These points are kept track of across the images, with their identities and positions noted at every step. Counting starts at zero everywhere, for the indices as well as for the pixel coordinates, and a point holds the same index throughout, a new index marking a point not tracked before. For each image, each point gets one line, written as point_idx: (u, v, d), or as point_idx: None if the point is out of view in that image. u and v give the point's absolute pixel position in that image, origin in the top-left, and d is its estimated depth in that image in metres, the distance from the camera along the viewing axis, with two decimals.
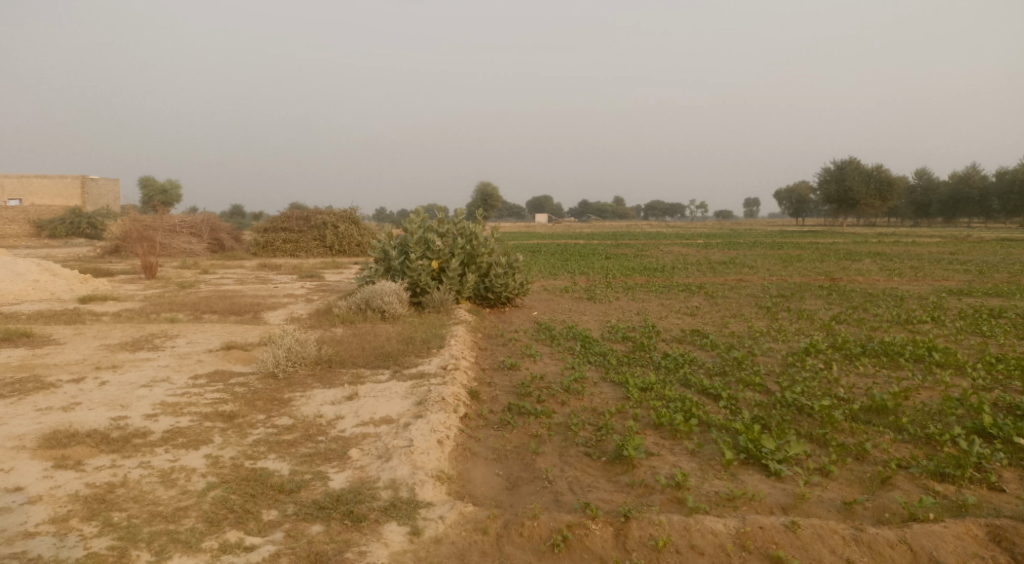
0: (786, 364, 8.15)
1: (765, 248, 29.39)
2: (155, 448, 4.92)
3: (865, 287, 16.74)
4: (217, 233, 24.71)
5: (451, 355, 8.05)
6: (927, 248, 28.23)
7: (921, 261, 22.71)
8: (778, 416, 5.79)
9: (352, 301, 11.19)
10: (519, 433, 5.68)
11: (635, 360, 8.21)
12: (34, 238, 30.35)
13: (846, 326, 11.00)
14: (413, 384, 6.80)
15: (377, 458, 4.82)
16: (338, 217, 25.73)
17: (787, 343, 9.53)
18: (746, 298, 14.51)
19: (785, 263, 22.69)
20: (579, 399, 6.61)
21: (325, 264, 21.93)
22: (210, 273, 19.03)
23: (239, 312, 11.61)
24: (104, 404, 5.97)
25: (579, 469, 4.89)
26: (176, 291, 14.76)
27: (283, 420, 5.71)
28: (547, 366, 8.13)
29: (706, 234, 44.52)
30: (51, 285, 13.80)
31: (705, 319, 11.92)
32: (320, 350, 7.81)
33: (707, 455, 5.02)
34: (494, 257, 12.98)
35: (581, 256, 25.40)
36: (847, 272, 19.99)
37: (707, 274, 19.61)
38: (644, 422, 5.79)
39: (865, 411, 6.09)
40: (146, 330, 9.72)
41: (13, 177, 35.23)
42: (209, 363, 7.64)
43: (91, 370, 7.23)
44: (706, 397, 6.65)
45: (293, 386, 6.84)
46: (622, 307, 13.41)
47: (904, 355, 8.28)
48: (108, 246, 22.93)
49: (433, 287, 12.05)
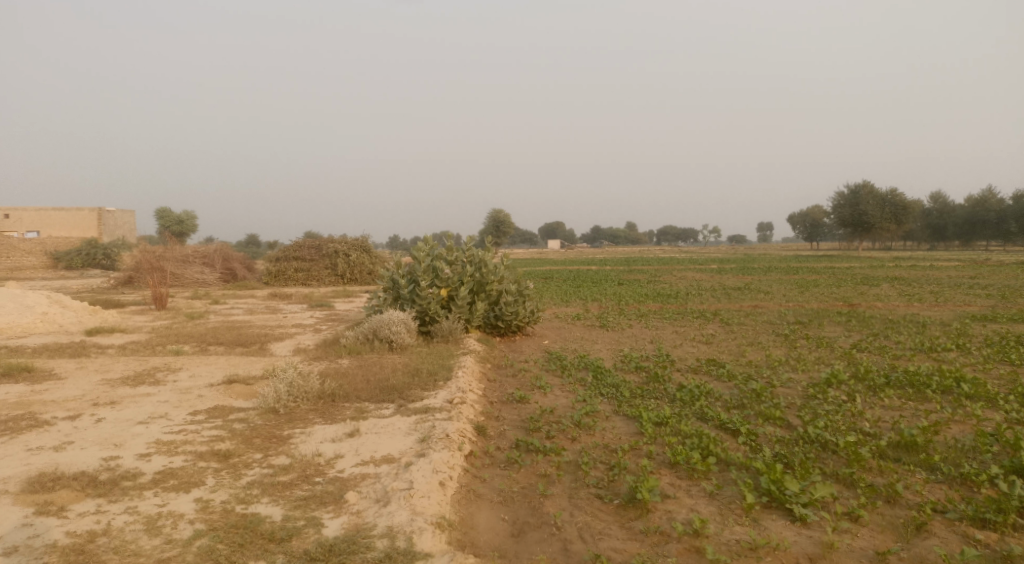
0: (807, 395, 7.80)
1: (780, 273, 28.96)
2: (144, 492, 4.69)
3: (885, 313, 16.32)
4: (230, 263, 24.71)
5: (458, 387, 7.79)
6: (947, 272, 27.74)
7: (940, 286, 22.23)
8: (801, 454, 5.47)
9: (359, 331, 10.98)
10: (527, 473, 5.40)
11: (648, 392, 7.91)
12: (50, 270, 30.61)
13: (868, 354, 10.62)
14: (418, 419, 6.53)
15: (375, 503, 4.56)
16: (350, 246, 25.70)
17: (808, 373, 9.17)
18: (763, 326, 14.15)
19: (801, 288, 22.30)
20: (590, 435, 6.32)
21: (335, 293, 21.83)
22: (220, 303, 18.93)
23: (246, 344, 11.44)
24: (97, 443, 5.76)
25: (590, 513, 4.59)
26: (184, 322, 14.64)
27: (281, 460, 5.46)
28: (558, 399, 7.85)
29: (720, 260, 44.14)
30: (60, 317, 13.72)
31: (721, 347, 11.59)
32: (324, 383, 7.59)
33: (727, 497, 4.70)
34: (504, 285, 12.74)
35: (593, 283, 25.13)
36: (865, 298, 19.54)
37: (721, 300, 19.26)
38: (659, 460, 5.49)
39: (893, 447, 5.75)
40: (150, 363, 9.55)
41: (31, 210, 35.77)
42: (210, 398, 7.43)
43: (89, 406, 7.05)
44: (724, 432, 6.34)
45: (294, 422, 6.59)
46: (635, 335, 13.11)
47: (932, 386, 7.90)
48: (121, 276, 22.99)
49: (442, 316, 11.82)
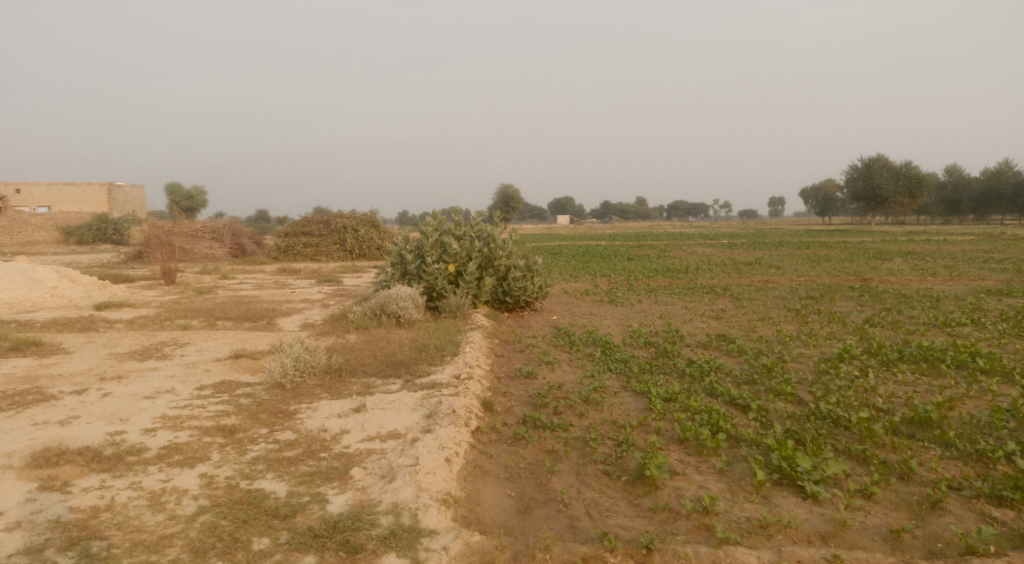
0: (818, 371, 7.69)
1: (791, 248, 28.69)
2: (148, 467, 4.67)
3: (898, 287, 16.10)
4: (239, 239, 24.69)
5: (466, 363, 7.73)
6: (962, 247, 27.33)
7: (954, 260, 21.93)
8: (813, 430, 5.38)
9: (367, 306, 10.92)
10: (534, 449, 5.34)
11: (658, 367, 7.82)
12: (62, 245, 30.75)
13: (881, 329, 10.47)
14: (424, 395, 6.48)
15: (380, 479, 4.52)
16: (358, 221, 25.59)
17: (820, 349, 9.05)
18: (775, 301, 13.99)
19: (813, 263, 22.04)
20: (598, 411, 6.24)
21: (344, 268, 21.78)
22: (229, 279, 18.95)
23: (253, 319, 11.42)
24: (103, 418, 5.75)
25: (597, 490, 4.52)
26: (192, 297, 14.64)
27: (286, 435, 5.43)
28: (566, 374, 7.78)
29: (730, 235, 43.75)
30: (70, 292, 13.75)
31: (731, 323, 11.46)
32: (330, 359, 7.55)
33: (737, 474, 4.63)
34: (512, 260, 12.64)
35: (603, 258, 24.95)
36: (878, 272, 19.28)
37: (732, 275, 19.04)
38: (668, 437, 5.42)
39: (907, 423, 5.64)
40: (157, 337, 9.56)
41: (42, 185, 35.87)
42: (216, 373, 7.41)
43: (96, 380, 7.04)
44: (734, 408, 6.26)
45: (300, 397, 6.56)
46: (644, 311, 13.00)
47: (946, 361, 7.76)
48: (131, 251, 23.04)
49: (449, 291, 11.74)
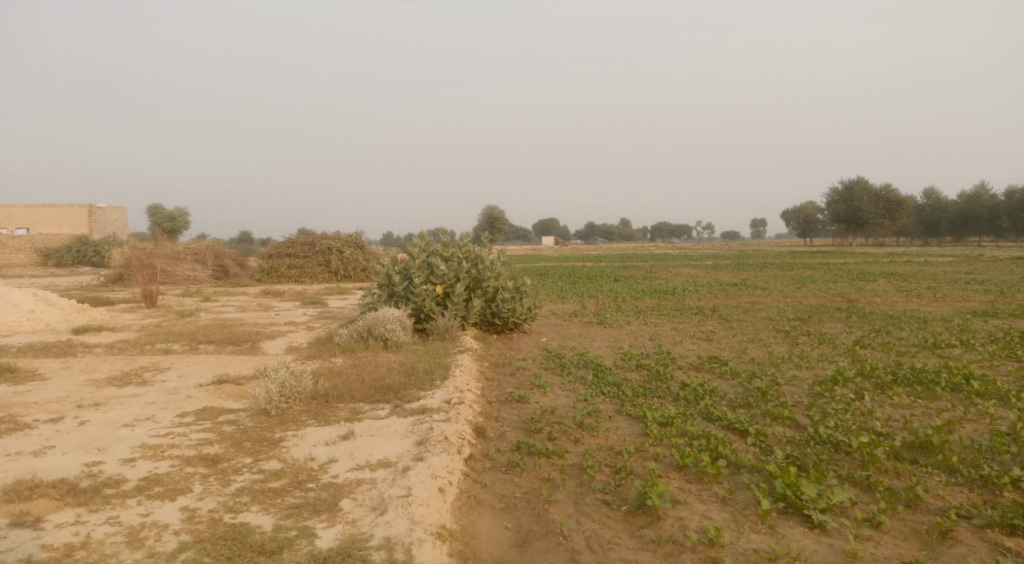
0: (814, 394, 7.60)
1: (775, 269, 28.87)
2: (127, 501, 4.44)
3: (884, 308, 16.15)
4: (222, 260, 24.36)
5: (456, 387, 7.54)
6: (943, 268, 27.62)
7: (937, 281, 22.13)
8: (814, 456, 5.26)
9: (353, 328, 10.72)
10: (529, 477, 5.17)
11: (651, 391, 7.68)
12: (40, 267, 30.19)
13: (872, 351, 10.43)
14: (414, 421, 6.29)
15: (371, 511, 4.32)
16: (344, 242, 25.38)
17: (813, 371, 8.97)
18: (763, 322, 13.93)
19: (798, 284, 22.14)
20: (593, 436, 6.09)
21: (329, 290, 21.53)
22: (211, 301, 18.62)
23: (237, 342, 11.17)
24: (80, 448, 5.51)
25: (597, 521, 4.37)
26: (174, 320, 14.33)
27: (272, 465, 5.22)
28: (558, 398, 7.62)
29: (714, 256, 43.98)
30: (47, 315, 13.40)
31: (721, 344, 11.38)
32: (317, 383, 7.34)
33: (740, 503, 4.49)
34: (501, 281, 12.51)
35: (590, 279, 24.89)
36: (863, 293, 19.38)
37: (719, 296, 19.05)
38: (667, 463, 5.28)
39: (908, 448, 5.55)
40: (137, 362, 9.28)
41: (20, 207, 35.32)
42: (199, 399, 7.17)
43: (72, 408, 6.78)
44: (732, 432, 6.13)
45: (285, 424, 6.34)
46: (634, 332, 12.90)
47: (941, 384, 7.71)
48: (111, 274, 22.63)
49: (437, 313, 11.58)
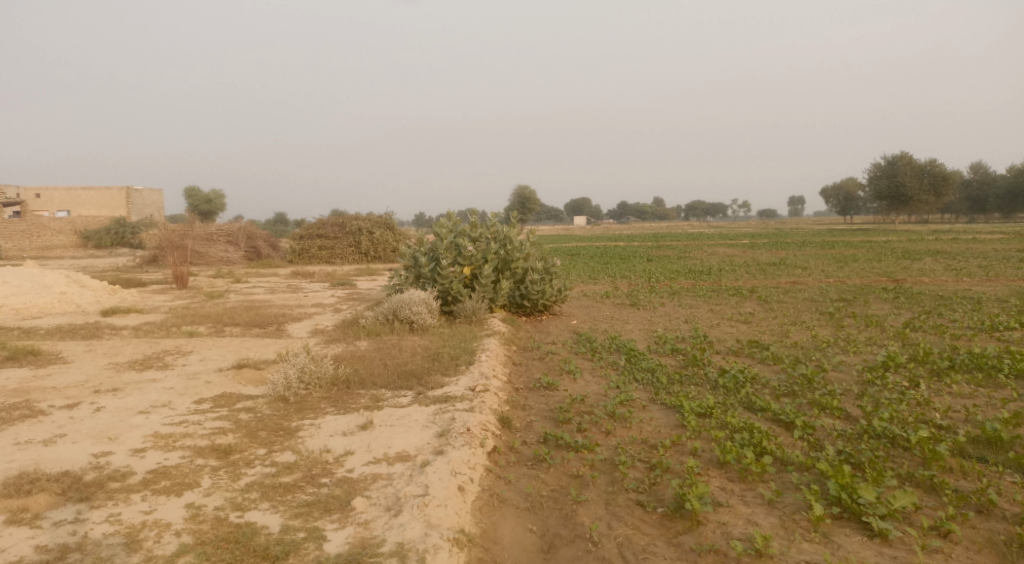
0: (863, 382, 7.07)
1: (814, 248, 27.91)
2: (131, 496, 4.23)
3: (934, 288, 15.33)
4: (254, 241, 24.39)
5: (482, 374, 7.21)
6: (993, 245, 26.34)
7: (987, 259, 21.14)
8: (869, 452, 4.80)
9: (379, 311, 10.46)
10: (557, 474, 4.81)
11: (688, 378, 7.24)
12: (80, 249, 30.70)
13: (924, 335, 9.78)
14: (436, 410, 5.97)
15: (385, 511, 4.02)
16: (374, 223, 25.20)
17: (861, 356, 8.41)
18: (805, 303, 13.30)
19: (840, 264, 21.25)
20: (626, 428, 5.70)
21: (359, 271, 21.39)
22: (241, 283, 18.59)
23: (262, 325, 10.99)
24: (90, 437, 5.33)
25: (631, 525, 4.01)
26: (203, 303, 14.25)
27: (285, 456, 4.96)
28: (589, 385, 7.25)
29: (749, 235, 42.75)
30: (78, 297, 13.44)
31: (761, 327, 10.83)
32: (338, 369, 7.08)
33: (790, 506, 4.08)
34: (530, 263, 12.09)
35: (622, 259, 24.29)
36: (909, 273, 18.49)
37: (757, 276, 18.39)
38: (706, 459, 4.88)
39: (972, 443, 5.04)
40: (160, 345, 9.16)
41: (61, 190, 36.04)
42: (217, 385, 6.96)
43: (90, 394, 6.63)
44: (776, 425, 5.69)
45: (304, 412, 6.09)
46: (668, 314, 12.42)
47: (1003, 371, 7.10)
48: (145, 255, 22.84)
49: (465, 295, 11.25)
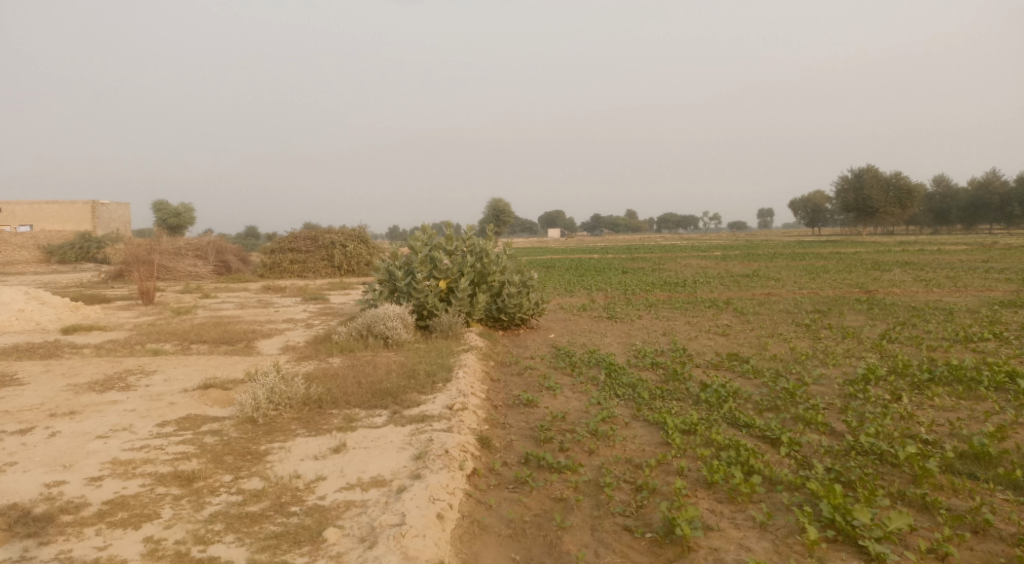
0: (845, 395, 6.99)
1: (786, 259, 28.17)
2: (84, 530, 3.93)
3: (906, 300, 15.47)
4: (224, 256, 23.86)
5: (459, 391, 6.99)
6: (958, 256, 26.85)
7: (955, 270, 21.51)
8: (859, 470, 4.69)
9: (353, 326, 10.19)
10: (540, 497, 4.62)
11: (670, 393, 7.09)
12: (42, 264, 29.80)
13: (901, 346, 9.79)
14: (412, 431, 5.74)
15: (359, 543, 3.79)
16: (347, 236, 24.85)
17: (841, 369, 8.36)
18: (781, 315, 13.32)
19: (813, 275, 21.45)
20: (609, 447, 5.52)
21: (332, 285, 21.01)
22: (210, 298, 18.09)
23: (231, 342, 10.64)
24: (43, 465, 5.00)
25: (619, 553, 3.85)
26: (169, 319, 13.80)
27: (253, 483, 4.69)
28: (570, 401, 7.07)
29: (721, 246, 43.09)
30: (37, 315, 12.92)
31: (739, 340, 10.77)
32: (310, 388, 6.81)
33: (782, 529, 3.95)
34: (507, 276, 11.91)
35: (598, 272, 24.24)
36: (880, 284, 18.71)
37: (732, 288, 18.43)
38: (693, 478, 4.73)
39: (960, 458, 4.96)
40: (123, 364, 8.77)
41: (23, 204, 35.02)
42: (182, 406, 6.63)
43: (45, 418, 6.26)
44: (762, 441, 5.56)
45: (273, 434, 5.81)
46: (646, 327, 12.32)
47: (984, 384, 7.08)
48: (110, 270, 22.17)
49: (441, 309, 11.03)
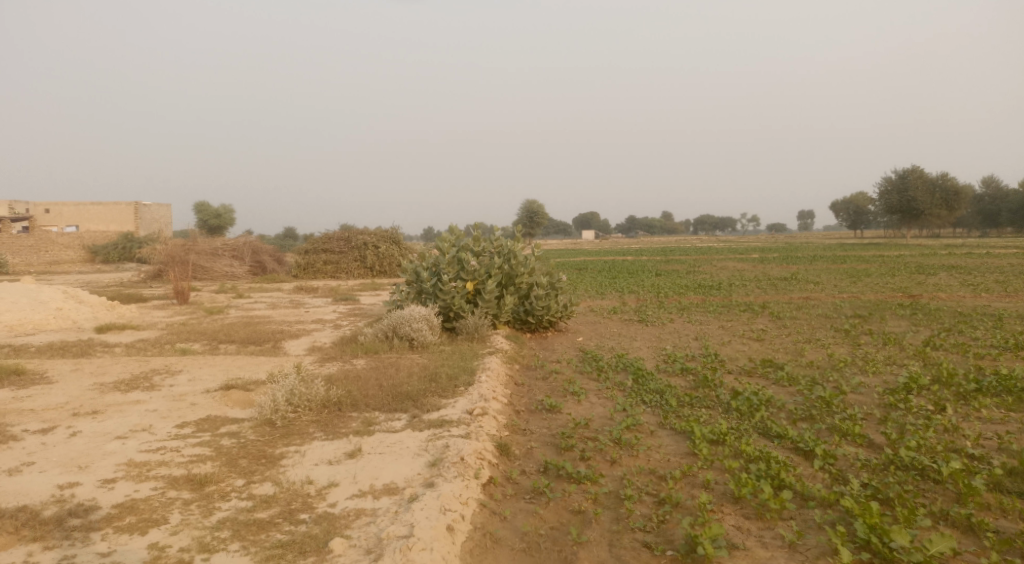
0: (886, 405, 6.62)
1: (826, 262, 27.41)
2: (90, 535, 3.88)
3: (952, 305, 14.84)
4: (259, 257, 24.14)
5: (481, 395, 6.82)
6: (1009, 261, 25.75)
7: (1005, 275, 20.64)
8: (898, 486, 4.39)
9: (378, 327, 10.13)
10: (556, 509, 4.43)
11: (699, 401, 6.81)
12: (87, 264, 30.64)
13: (946, 354, 9.32)
14: (430, 437, 5.60)
15: (365, 555, 3.67)
16: (379, 237, 24.95)
17: (881, 377, 7.98)
18: (819, 320, 12.87)
19: (853, 278, 20.79)
20: (633, 457, 5.30)
21: (363, 286, 21.10)
22: (243, 298, 18.26)
23: (258, 342, 10.67)
24: (59, 466, 4.99)
25: None
26: (201, 319, 13.95)
27: (264, 488, 4.60)
28: (594, 407, 6.86)
29: (759, 249, 42.16)
30: (74, 314, 13.17)
31: (774, 345, 10.40)
32: (330, 390, 6.72)
33: (813, 551, 3.69)
34: (535, 277, 11.73)
35: (630, 274, 23.86)
36: (925, 288, 18.01)
37: (769, 291, 17.92)
38: (720, 492, 4.48)
39: (1009, 475, 4.62)
40: (150, 364, 8.84)
41: (71, 206, 36.11)
42: (203, 407, 6.61)
43: (69, 417, 6.30)
44: (795, 453, 5.27)
45: (290, 438, 5.73)
46: (677, 331, 12.01)
47: None
48: (150, 271, 22.61)
49: (467, 311, 10.91)
